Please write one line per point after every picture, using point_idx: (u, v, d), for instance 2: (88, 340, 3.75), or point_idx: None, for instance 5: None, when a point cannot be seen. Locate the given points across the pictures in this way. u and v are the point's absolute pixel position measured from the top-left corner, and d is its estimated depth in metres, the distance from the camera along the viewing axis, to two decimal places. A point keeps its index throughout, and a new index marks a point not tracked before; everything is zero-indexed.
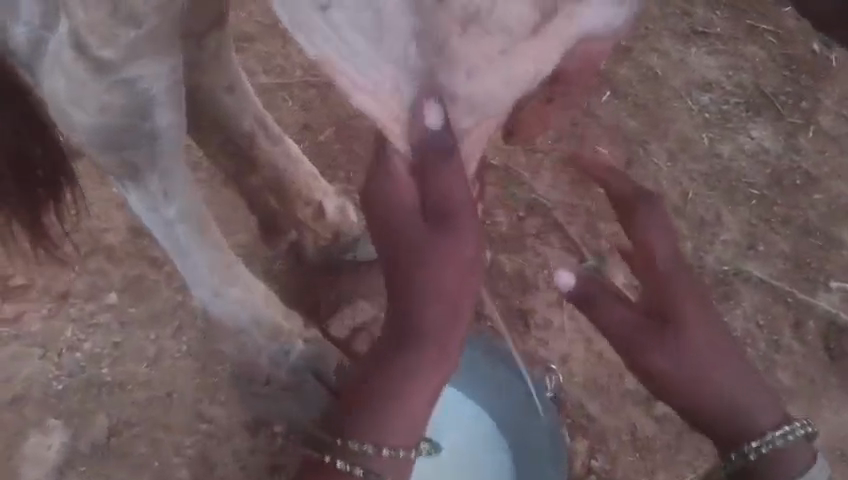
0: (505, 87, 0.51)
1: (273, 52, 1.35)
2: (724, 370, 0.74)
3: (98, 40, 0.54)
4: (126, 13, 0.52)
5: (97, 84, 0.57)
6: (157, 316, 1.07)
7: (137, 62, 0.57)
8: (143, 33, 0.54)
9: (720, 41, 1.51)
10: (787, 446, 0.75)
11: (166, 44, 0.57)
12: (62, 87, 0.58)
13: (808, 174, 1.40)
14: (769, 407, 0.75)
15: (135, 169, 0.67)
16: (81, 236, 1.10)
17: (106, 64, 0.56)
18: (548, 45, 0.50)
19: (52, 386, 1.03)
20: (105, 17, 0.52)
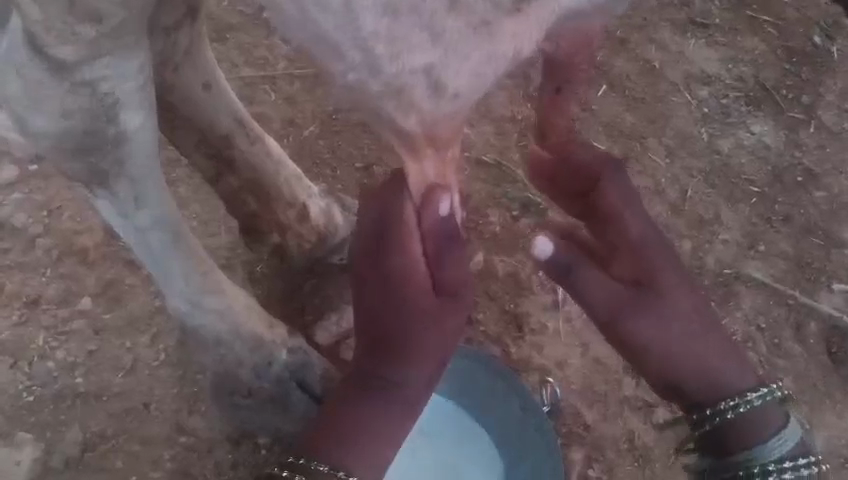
0: (489, 66, 0.50)
1: (256, 44, 1.29)
2: (708, 338, 0.71)
3: (55, 38, 0.48)
4: (84, 9, 0.46)
5: (56, 86, 0.52)
6: (134, 323, 1.03)
7: (99, 61, 0.51)
8: (104, 30, 0.48)
9: (719, 33, 1.46)
10: (762, 408, 0.70)
11: (132, 40, 0.51)
12: (16, 90, 0.53)
13: (809, 171, 1.36)
14: (742, 367, 0.72)
15: (102, 177, 0.61)
16: (54, 238, 1.07)
17: (64, 64, 0.50)
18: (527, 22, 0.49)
19: (22, 397, 0.98)
20: (59, 11, 0.46)
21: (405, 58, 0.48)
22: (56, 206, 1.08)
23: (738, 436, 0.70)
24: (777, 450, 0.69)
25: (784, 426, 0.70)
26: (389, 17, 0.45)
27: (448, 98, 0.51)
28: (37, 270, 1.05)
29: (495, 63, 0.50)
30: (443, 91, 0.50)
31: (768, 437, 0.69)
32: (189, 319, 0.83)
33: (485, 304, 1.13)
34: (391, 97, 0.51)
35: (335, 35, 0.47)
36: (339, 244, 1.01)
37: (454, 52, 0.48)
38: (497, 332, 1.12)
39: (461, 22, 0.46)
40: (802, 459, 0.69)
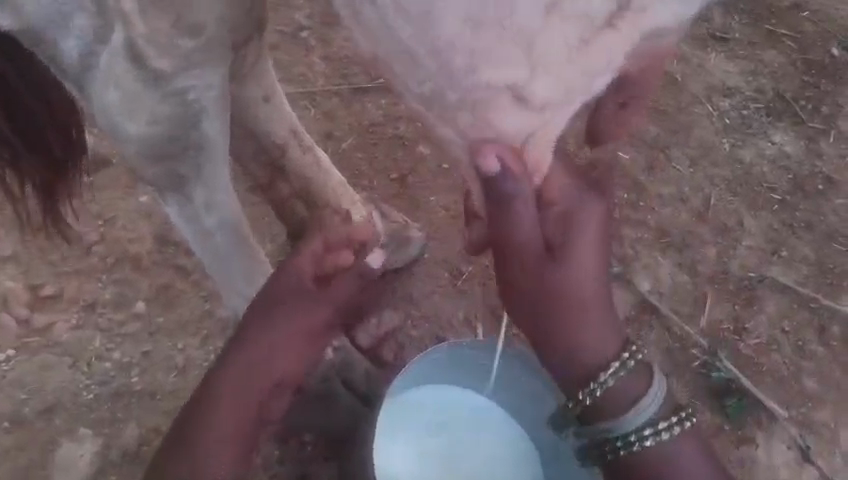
0: (581, 77, 0.44)
1: (296, 61, 1.36)
2: (590, 322, 0.79)
3: (160, 51, 0.55)
4: (188, 24, 0.55)
5: (151, 95, 0.58)
6: (186, 325, 1.08)
7: (191, 72, 0.58)
8: (201, 41, 0.56)
9: (739, 46, 1.51)
10: (617, 382, 0.78)
11: (219, 53, 0.59)
12: (113, 104, 0.59)
13: (829, 179, 1.40)
14: (608, 339, 0.79)
15: (181, 181, 0.68)
16: (109, 245, 1.13)
17: (162, 75, 0.57)
18: (624, 42, 0.44)
19: (82, 395, 1.04)
20: (169, 27, 0.54)
21: (491, 72, 0.43)
22: (111, 215, 1.15)
23: (612, 400, 0.78)
24: (648, 415, 0.78)
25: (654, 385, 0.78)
26: (471, 30, 0.42)
27: (529, 112, 0.45)
28: (93, 277, 1.11)
29: (585, 80, 0.45)
30: (525, 107, 0.45)
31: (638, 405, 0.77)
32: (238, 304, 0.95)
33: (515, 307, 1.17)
34: (466, 109, 0.46)
35: (413, 41, 0.43)
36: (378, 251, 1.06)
37: (537, 65, 0.43)
38: None
39: (557, 32, 0.42)
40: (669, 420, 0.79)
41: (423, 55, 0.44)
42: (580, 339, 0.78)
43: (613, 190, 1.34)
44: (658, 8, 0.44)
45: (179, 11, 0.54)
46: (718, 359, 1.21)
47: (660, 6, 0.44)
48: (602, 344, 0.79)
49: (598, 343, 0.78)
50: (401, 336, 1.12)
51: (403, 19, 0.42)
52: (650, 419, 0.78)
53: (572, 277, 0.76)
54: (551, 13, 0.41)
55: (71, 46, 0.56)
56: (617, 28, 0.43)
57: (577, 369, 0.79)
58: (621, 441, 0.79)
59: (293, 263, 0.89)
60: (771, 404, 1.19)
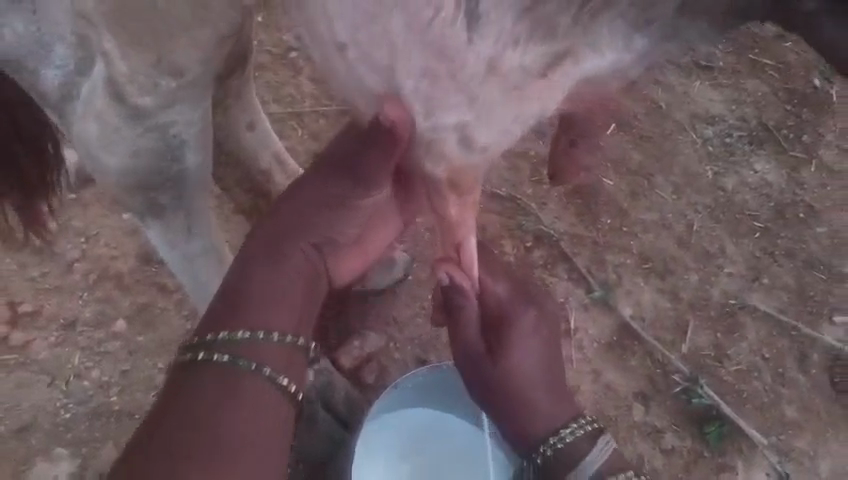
0: (514, 120, 0.54)
1: (283, 82, 1.37)
2: (537, 406, 0.79)
3: (138, 89, 0.59)
4: (169, 66, 0.57)
5: (132, 129, 0.62)
6: (167, 344, 1.08)
7: (170, 109, 0.62)
8: (182, 83, 0.59)
9: (723, 75, 1.53)
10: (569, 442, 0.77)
11: (200, 92, 0.62)
12: (93, 135, 0.64)
13: (811, 208, 1.41)
14: (558, 410, 0.79)
15: (161, 211, 0.72)
16: (91, 262, 1.12)
17: (143, 110, 0.61)
18: (552, 85, 0.51)
19: (59, 415, 1.03)
20: (149, 67, 0.57)
21: (439, 115, 0.53)
22: (94, 232, 1.14)
23: (569, 459, 0.76)
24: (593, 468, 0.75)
25: (598, 444, 0.76)
26: (428, 77, 0.51)
27: (474, 149, 0.56)
28: (74, 294, 1.10)
29: (520, 117, 0.54)
30: (470, 145, 0.56)
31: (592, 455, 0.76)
32: None
33: None
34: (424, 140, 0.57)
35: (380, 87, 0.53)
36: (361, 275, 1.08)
37: (481, 113, 0.53)
38: None
39: (494, 87, 0.50)
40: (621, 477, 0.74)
41: (389, 98, 0.54)
42: (527, 409, 0.78)
43: (598, 214, 1.34)
44: (592, 60, 0.49)
45: (159, 54, 0.56)
46: (700, 385, 1.21)
47: (596, 58, 0.49)
48: (550, 410, 0.79)
49: (551, 414, 0.79)
50: (383, 358, 1.12)
51: (373, 72, 0.51)
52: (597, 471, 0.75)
53: (514, 365, 0.78)
54: (490, 74, 0.49)
55: (50, 75, 0.61)
56: (548, 83, 0.51)
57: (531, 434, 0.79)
58: None
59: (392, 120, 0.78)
60: (750, 430, 1.19)
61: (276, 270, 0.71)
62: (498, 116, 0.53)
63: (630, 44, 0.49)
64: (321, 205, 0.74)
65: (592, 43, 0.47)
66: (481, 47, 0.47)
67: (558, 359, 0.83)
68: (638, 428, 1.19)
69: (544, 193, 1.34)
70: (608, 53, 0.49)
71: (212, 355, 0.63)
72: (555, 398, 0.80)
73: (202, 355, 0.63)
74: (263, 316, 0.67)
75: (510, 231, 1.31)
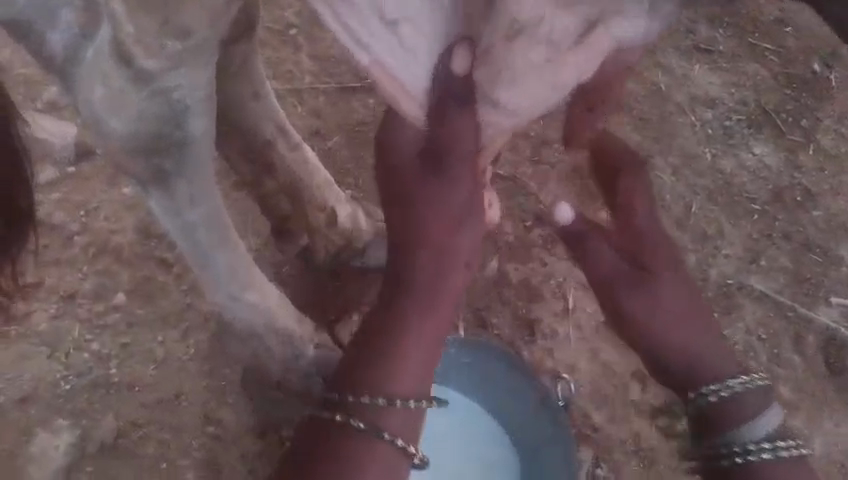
0: (551, 89, 0.61)
1: (283, 58, 1.36)
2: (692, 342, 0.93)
3: (143, 51, 0.59)
4: (176, 27, 0.58)
5: (137, 92, 0.62)
6: (166, 317, 1.08)
7: (175, 73, 0.62)
8: (188, 45, 0.60)
9: (722, 58, 1.52)
10: (734, 395, 0.90)
11: (205, 57, 0.63)
12: (97, 97, 0.63)
13: (808, 191, 1.42)
14: (730, 363, 0.94)
15: (165, 177, 0.72)
16: (90, 235, 1.12)
17: (148, 73, 0.61)
18: (585, 56, 0.59)
19: (58, 386, 1.03)
20: (155, 27, 0.57)
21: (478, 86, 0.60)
22: (94, 206, 1.14)
23: (732, 412, 0.90)
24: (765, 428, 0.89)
25: (771, 408, 0.91)
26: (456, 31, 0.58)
27: (499, 113, 0.63)
28: (74, 267, 1.10)
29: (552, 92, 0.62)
30: (495, 108, 0.62)
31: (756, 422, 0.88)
32: (226, 311, 0.90)
33: (499, 310, 1.21)
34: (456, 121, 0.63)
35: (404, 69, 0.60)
36: (362, 249, 1.07)
37: (511, 79, 0.59)
38: (510, 336, 1.20)
39: (528, 53, 0.58)
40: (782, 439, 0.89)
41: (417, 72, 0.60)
42: (684, 355, 0.93)
43: None
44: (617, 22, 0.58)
45: (165, 17, 0.57)
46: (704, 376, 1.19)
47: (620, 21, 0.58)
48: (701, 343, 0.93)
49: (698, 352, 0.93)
50: None
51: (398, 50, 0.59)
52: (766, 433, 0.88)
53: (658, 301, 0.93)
54: (520, 36, 0.56)
55: (55, 36, 0.62)
56: (582, 49, 0.58)
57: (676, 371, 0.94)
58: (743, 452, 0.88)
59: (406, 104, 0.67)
60: None
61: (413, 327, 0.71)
62: (524, 88, 0.60)
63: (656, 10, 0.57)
64: (436, 224, 0.68)
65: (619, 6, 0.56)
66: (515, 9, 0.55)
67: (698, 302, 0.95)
68: (637, 407, 1.18)
69: (544, 173, 1.33)
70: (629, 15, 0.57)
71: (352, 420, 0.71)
72: (715, 342, 0.95)
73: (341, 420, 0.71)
74: (424, 339, 0.72)
75: (510, 210, 1.29)
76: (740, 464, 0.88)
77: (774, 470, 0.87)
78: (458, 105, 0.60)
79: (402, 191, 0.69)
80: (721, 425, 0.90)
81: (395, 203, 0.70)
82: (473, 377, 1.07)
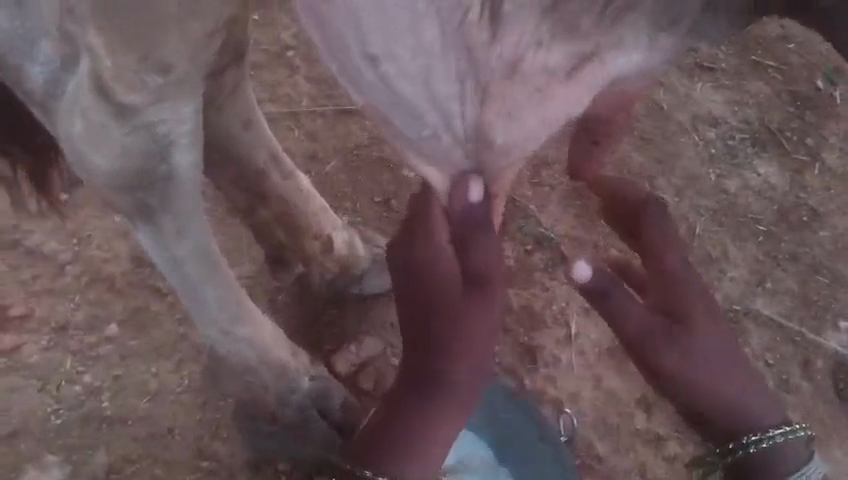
0: (543, 125, 0.66)
1: (280, 81, 1.35)
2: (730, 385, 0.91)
3: (123, 87, 0.57)
4: (157, 62, 0.56)
5: (119, 127, 0.60)
6: (160, 349, 1.06)
7: (158, 107, 0.60)
8: (168, 79, 0.58)
9: (725, 76, 1.50)
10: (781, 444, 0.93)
11: (189, 88, 0.60)
12: (79, 133, 0.61)
13: (814, 211, 1.39)
14: (770, 412, 0.94)
15: (150, 211, 0.69)
16: (82, 264, 1.10)
17: (131, 107, 0.59)
18: (574, 93, 0.65)
19: (49, 420, 1.01)
20: (134, 62, 0.56)
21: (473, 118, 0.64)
22: (87, 233, 1.12)
23: (781, 459, 0.93)
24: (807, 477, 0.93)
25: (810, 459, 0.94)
26: (456, 81, 0.61)
27: (498, 153, 0.66)
28: (66, 297, 1.08)
29: (546, 128, 0.67)
30: (494, 149, 0.66)
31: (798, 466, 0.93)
32: (217, 345, 0.86)
33: (501, 337, 1.18)
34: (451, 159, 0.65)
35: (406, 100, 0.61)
36: (359, 275, 1.06)
37: (513, 116, 0.65)
38: (511, 363, 1.17)
39: (524, 90, 0.64)
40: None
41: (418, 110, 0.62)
42: (727, 406, 0.92)
43: None
44: (610, 61, 0.64)
45: (147, 51, 0.55)
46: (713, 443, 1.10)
47: (613, 59, 0.64)
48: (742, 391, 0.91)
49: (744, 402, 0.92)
50: (381, 362, 1.08)
51: (399, 84, 0.60)
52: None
53: (692, 348, 0.90)
54: (514, 76, 0.63)
55: (35, 71, 0.60)
56: (572, 85, 0.65)
57: (709, 409, 0.93)
58: None
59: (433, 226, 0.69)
60: None
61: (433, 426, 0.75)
62: (522, 122, 0.65)
63: (652, 45, 0.64)
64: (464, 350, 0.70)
65: (612, 43, 0.63)
66: (503, 46, 0.60)
67: (730, 342, 0.92)
68: (641, 435, 1.15)
69: (545, 196, 1.30)
70: (618, 52, 0.64)
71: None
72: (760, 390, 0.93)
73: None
74: (444, 430, 0.76)
75: (511, 234, 1.27)
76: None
77: None
78: (482, 234, 0.63)
79: (434, 304, 0.70)
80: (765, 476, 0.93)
81: (420, 315, 0.71)
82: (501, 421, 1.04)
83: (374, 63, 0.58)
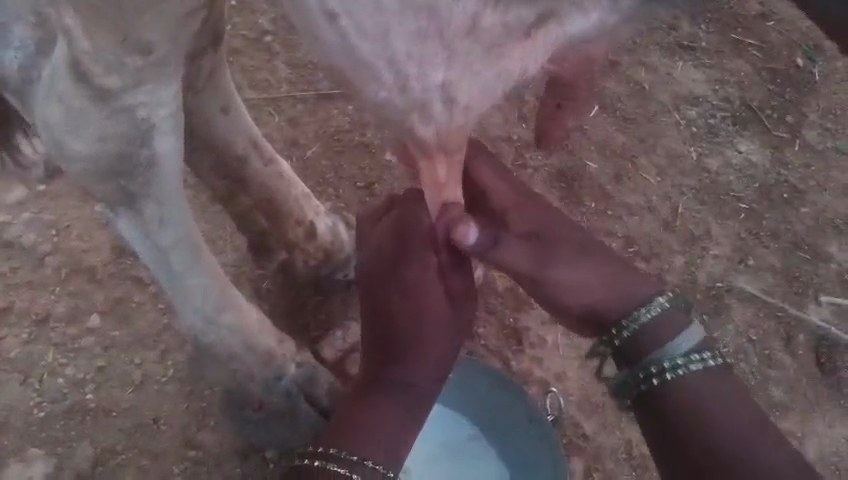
0: (500, 80, 0.59)
1: (259, 66, 1.33)
2: (624, 280, 0.74)
3: (102, 69, 0.56)
4: (136, 43, 0.54)
5: (98, 112, 0.58)
6: (142, 340, 1.05)
7: (139, 90, 0.58)
8: (149, 61, 0.56)
9: (706, 55, 1.50)
10: (651, 320, 0.71)
11: (170, 70, 0.59)
12: (57, 119, 0.60)
13: (795, 188, 1.40)
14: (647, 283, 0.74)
15: (132, 199, 0.67)
16: (62, 256, 1.09)
17: (109, 91, 0.57)
18: (534, 48, 0.57)
19: (33, 414, 1.00)
20: (115, 45, 0.54)
21: (429, 75, 0.58)
22: (65, 224, 1.10)
23: (649, 336, 0.71)
24: (681, 350, 0.70)
25: (690, 325, 0.71)
26: (417, 42, 0.55)
27: (459, 109, 0.61)
28: (46, 289, 1.06)
29: (508, 79, 0.60)
30: (455, 105, 0.61)
31: (670, 339, 0.70)
32: (203, 335, 0.84)
33: (486, 319, 1.18)
34: (414, 111, 0.62)
35: (368, 54, 0.57)
36: (344, 261, 1.05)
37: (470, 69, 0.58)
38: (497, 346, 1.17)
39: (476, 46, 0.56)
40: (709, 356, 0.71)
41: (374, 62, 0.58)
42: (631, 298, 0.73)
43: (581, 197, 1.32)
44: (575, 20, 0.55)
45: (125, 32, 0.54)
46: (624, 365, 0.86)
47: (579, 17, 0.55)
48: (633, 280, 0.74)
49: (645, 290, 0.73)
50: None
51: (361, 37, 0.56)
52: (683, 352, 0.70)
53: (571, 260, 0.74)
54: (471, 35, 0.55)
55: (10, 57, 0.58)
56: (531, 43, 0.56)
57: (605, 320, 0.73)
58: (667, 371, 0.70)
59: (418, 244, 0.79)
60: None
61: (399, 424, 0.81)
62: (479, 74, 0.58)
63: (616, 5, 0.54)
64: (438, 350, 0.80)
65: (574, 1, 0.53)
66: (462, 5, 0.53)
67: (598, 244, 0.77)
68: (627, 414, 1.16)
69: (527, 177, 1.32)
70: (583, 13, 0.55)
71: (331, 464, 0.75)
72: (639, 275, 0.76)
73: (325, 465, 0.75)
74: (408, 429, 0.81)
75: None
76: (659, 386, 0.70)
77: (702, 389, 0.69)
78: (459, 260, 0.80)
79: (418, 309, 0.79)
80: (630, 355, 0.72)
81: (400, 325, 0.79)
82: (480, 400, 1.04)
83: (331, 20, 0.56)
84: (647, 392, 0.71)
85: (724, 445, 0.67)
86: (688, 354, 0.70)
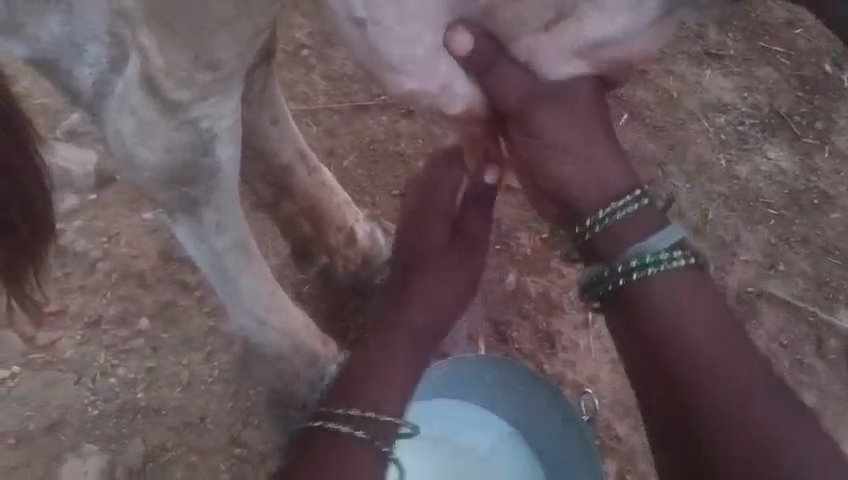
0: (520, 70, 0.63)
1: (296, 79, 1.37)
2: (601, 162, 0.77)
3: (175, 84, 0.60)
4: (208, 62, 0.59)
5: (166, 124, 0.63)
6: (189, 341, 1.09)
7: (204, 103, 0.63)
8: (217, 76, 0.61)
9: (734, 63, 1.52)
10: (624, 218, 0.76)
11: (233, 84, 0.63)
12: (128, 131, 0.64)
13: (825, 194, 1.41)
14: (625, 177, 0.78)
15: (193, 204, 0.72)
16: (113, 262, 1.13)
17: (178, 105, 0.61)
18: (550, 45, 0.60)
19: (87, 412, 1.05)
20: (187, 63, 0.58)
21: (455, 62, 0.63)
22: (114, 231, 1.14)
23: (621, 233, 0.76)
24: (655, 246, 0.75)
25: (669, 224, 0.76)
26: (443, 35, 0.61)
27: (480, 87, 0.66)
28: (97, 293, 1.11)
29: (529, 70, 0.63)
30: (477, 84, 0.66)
31: (650, 235, 0.75)
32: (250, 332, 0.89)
33: (519, 323, 1.21)
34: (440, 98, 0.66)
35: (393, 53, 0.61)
36: (382, 266, 1.08)
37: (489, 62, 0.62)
38: (530, 349, 1.20)
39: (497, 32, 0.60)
40: (685, 254, 0.76)
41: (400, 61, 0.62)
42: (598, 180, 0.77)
43: None
44: (594, 21, 0.57)
45: (197, 51, 0.58)
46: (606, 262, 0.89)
47: (597, 19, 0.57)
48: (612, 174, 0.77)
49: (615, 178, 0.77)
50: None
51: (386, 37, 0.60)
52: (656, 249, 0.75)
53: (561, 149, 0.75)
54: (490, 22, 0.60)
55: (84, 74, 0.61)
56: (549, 37, 0.59)
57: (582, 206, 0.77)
58: (640, 265, 0.75)
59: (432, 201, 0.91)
60: None
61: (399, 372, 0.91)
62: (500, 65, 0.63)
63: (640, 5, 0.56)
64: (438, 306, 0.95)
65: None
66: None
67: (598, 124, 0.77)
68: None
69: None
70: (604, 14, 0.56)
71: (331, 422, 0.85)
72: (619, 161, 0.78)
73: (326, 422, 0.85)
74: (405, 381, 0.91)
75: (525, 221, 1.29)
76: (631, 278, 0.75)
77: (676, 292, 0.74)
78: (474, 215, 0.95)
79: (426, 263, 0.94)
80: (604, 251, 0.77)
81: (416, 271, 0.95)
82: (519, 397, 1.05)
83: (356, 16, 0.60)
84: (622, 286, 0.76)
85: (688, 333, 0.74)
86: (663, 248, 0.75)
